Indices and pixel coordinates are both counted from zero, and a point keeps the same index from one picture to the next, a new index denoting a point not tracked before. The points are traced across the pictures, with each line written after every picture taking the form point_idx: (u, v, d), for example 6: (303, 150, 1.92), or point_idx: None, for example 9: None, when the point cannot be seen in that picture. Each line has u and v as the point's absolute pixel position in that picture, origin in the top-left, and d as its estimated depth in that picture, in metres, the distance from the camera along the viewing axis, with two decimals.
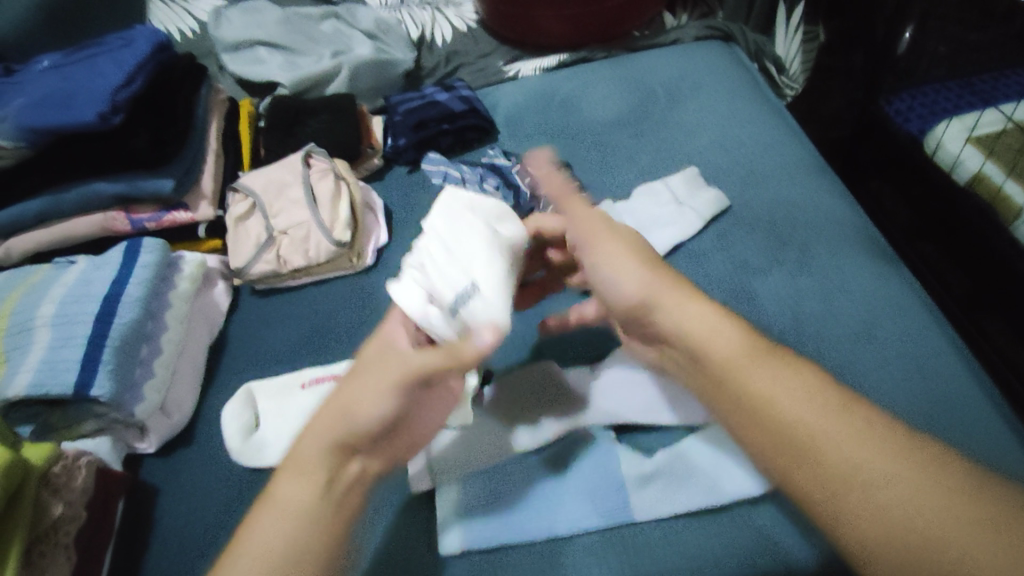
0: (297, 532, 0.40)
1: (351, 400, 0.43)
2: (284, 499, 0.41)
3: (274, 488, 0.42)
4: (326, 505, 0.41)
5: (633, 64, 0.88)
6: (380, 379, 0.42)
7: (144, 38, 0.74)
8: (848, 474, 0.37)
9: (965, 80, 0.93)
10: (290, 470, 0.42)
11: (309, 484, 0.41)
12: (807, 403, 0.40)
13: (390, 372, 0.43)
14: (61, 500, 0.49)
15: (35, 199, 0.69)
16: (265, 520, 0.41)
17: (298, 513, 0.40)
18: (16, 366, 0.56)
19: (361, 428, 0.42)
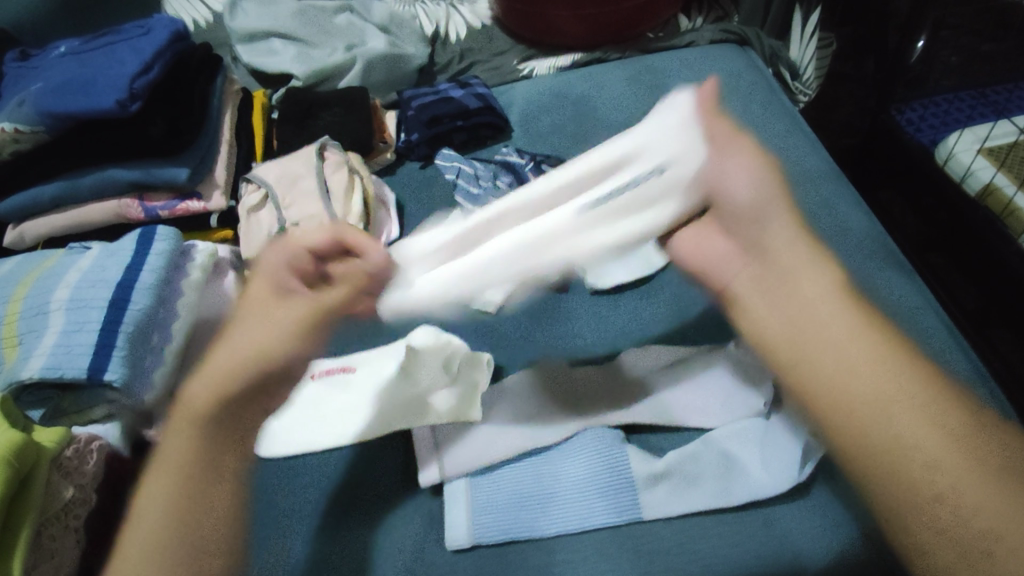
0: (176, 484, 0.39)
1: (237, 349, 0.43)
2: (169, 459, 0.41)
3: (163, 452, 0.41)
4: (202, 462, 0.40)
5: (647, 66, 0.88)
6: (274, 316, 0.45)
7: (162, 27, 0.75)
8: (883, 435, 0.35)
9: (978, 91, 0.94)
10: (178, 422, 0.42)
11: (187, 435, 0.41)
12: (871, 368, 0.37)
13: (298, 314, 0.45)
14: (72, 483, 0.49)
15: (50, 184, 0.69)
16: (159, 483, 0.40)
17: (186, 464, 0.40)
18: (30, 349, 0.56)
19: (266, 359, 0.43)
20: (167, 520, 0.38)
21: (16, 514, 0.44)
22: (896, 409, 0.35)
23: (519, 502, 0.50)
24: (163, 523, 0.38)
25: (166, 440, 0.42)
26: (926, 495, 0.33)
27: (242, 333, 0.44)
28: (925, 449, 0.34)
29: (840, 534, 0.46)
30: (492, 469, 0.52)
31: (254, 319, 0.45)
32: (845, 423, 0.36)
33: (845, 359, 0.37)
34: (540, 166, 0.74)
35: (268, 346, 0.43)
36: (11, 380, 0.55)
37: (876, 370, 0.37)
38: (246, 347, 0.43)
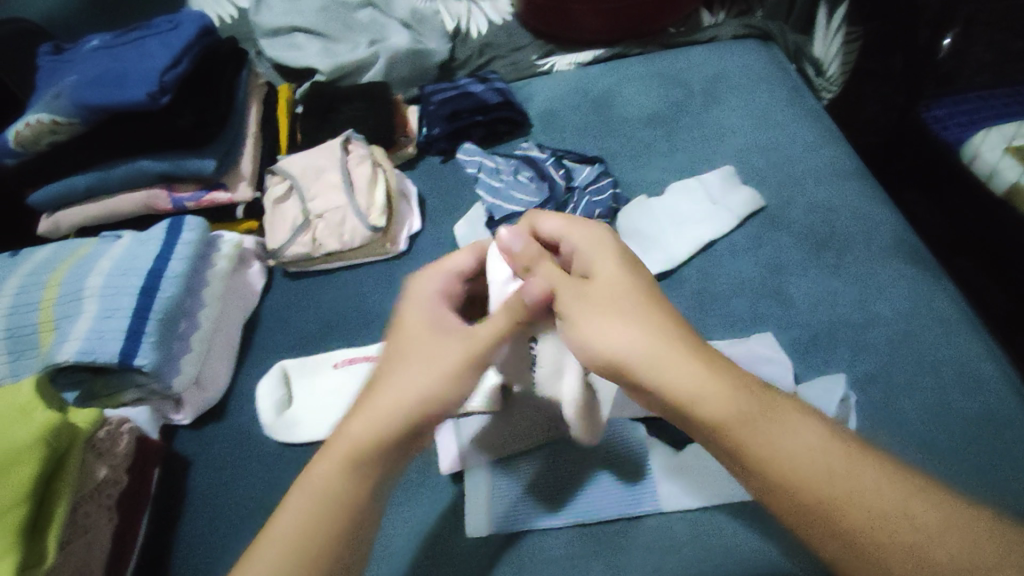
0: (324, 518, 0.40)
1: (398, 393, 0.43)
2: (315, 485, 0.41)
3: (310, 474, 0.42)
4: (359, 488, 0.41)
5: (667, 62, 0.88)
6: (433, 366, 0.43)
7: (190, 21, 0.76)
8: (877, 546, 0.32)
9: (1012, 89, 0.90)
10: (338, 449, 0.42)
11: (343, 470, 0.41)
12: (817, 460, 0.35)
13: (461, 354, 0.44)
14: (104, 464, 0.51)
15: (84, 174, 0.71)
16: (301, 507, 0.41)
17: (333, 496, 0.41)
18: (65, 334, 0.58)
19: (430, 410, 0.43)
20: (296, 536, 0.40)
21: (52, 491, 0.46)
22: (872, 502, 0.33)
23: (539, 491, 0.51)
24: (285, 554, 0.39)
25: (309, 471, 0.42)
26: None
27: (418, 372, 0.44)
28: (923, 537, 0.32)
29: None
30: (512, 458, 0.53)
31: (413, 361, 0.44)
32: (821, 533, 0.34)
33: (789, 459, 0.35)
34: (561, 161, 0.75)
35: (432, 395, 0.43)
36: (46, 363, 0.57)
37: (845, 476, 0.34)
38: (392, 403, 0.43)
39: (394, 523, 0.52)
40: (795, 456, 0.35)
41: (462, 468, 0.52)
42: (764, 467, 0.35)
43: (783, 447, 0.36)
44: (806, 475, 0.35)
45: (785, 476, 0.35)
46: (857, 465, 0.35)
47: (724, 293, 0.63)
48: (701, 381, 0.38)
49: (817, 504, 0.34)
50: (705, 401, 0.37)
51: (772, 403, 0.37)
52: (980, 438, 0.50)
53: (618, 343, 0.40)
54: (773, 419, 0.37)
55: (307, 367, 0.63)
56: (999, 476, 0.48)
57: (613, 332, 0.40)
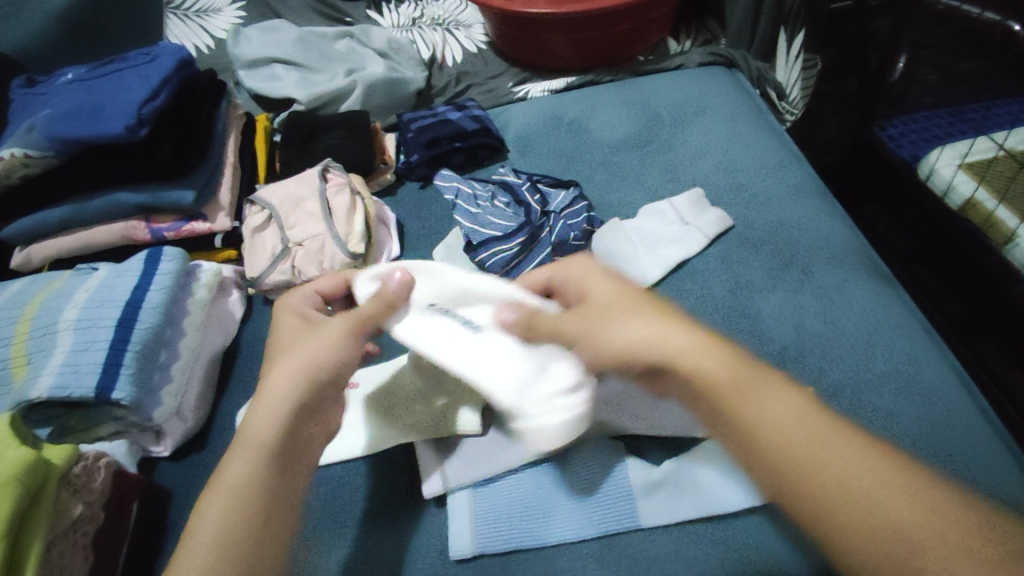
0: (236, 504, 0.40)
1: (279, 380, 0.46)
2: (228, 477, 0.41)
3: (222, 469, 0.42)
4: (267, 480, 0.42)
5: (638, 88, 0.91)
6: (330, 335, 0.48)
7: (168, 55, 0.77)
8: (827, 496, 0.35)
9: (957, 109, 0.97)
10: (240, 449, 0.43)
11: (254, 456, 0.42)
12: (797, 422, 0.38)
13: (340, 325, 0.49)
14: (80, 500, 0.50)
15: (59, 207, 0.71)
16: (213, 500, 0.41)
17: (249, 485, 0.41)
18: (39, 369, 0.57)
19: (328, 372, 0.47)
20: (212, 545, 0.39)
21: (27, 529, 0.45)
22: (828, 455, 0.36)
23: (523, 511, 0.51)
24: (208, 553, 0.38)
25: (222, 465, 0.42)
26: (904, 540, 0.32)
27: (295, 348, 0.48)
28: (875, 493, 0.34)
29: None
30: (493, 481, 0.53)
31: (306, 343, 0.48)
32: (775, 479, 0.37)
33: (773, 419, 0.38)
34: (536, 185, 0.77)
35: (319, 357, 0.47)
36: (20, 400, 0.56)
37: (795, 427, 0.38)
38: (288, 371, 0.46)
39: (378, 551, 0.51)
40: (763, 411, 0.39)
41: (442, 491, 0.53)
42: (740, 428, 0.39)
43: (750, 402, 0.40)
44: (783, 436, 0.38)
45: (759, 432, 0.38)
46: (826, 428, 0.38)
47: (698, 310, 0.65)
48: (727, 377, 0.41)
49: (771, 453, 0.37)
50: (708, 368, 0.41)
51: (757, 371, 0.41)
52: (945, 445, 0.51)
53: (628, 341, 0.44)
54: (758, 383, 0.40)
55: None
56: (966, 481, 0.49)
57: (625, 327, 0.45)
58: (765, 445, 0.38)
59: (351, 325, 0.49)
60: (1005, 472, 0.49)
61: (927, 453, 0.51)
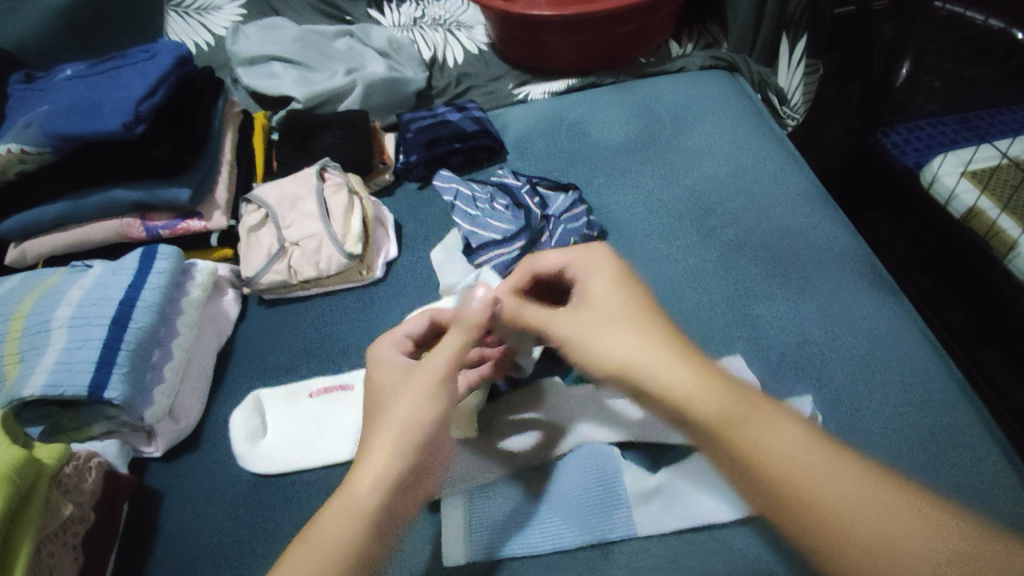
0: (337, 572, 0.40)
1: (382, 452, 0.44)
2: (325, 535, 0.41)
3: (314, 525, 0.42)
4: (362, 546, 0.41)
5: (640, 91, 0.91)
6: (423, 386, 0.46)
7: (167, 51, 0.76)
8: (884, 562, 0.34)
9: (961, 116, 0.96)
10: (338, 508, 0.42)
11: (352, 517, 0.41)
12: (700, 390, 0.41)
13: (433, 372, 0.47)
14: (71, 501, 0.50)
15: (54, 204, 0.71)
16: (309, 558, 0.40)
17: (344, 549, 0.40)
18: (31, 367, 0.57)
19: (423, 431, 0.45)
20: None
21: (15, 529, 0.44)
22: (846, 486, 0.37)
23: (519, 519, 0.51)
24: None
25: (318, 521, 0.42)
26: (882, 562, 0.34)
27: (404, 408, 0.45)
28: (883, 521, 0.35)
29: None
30: (486, 486, 0.53)
31: (404, 396, 0.46)
32: (815, 534, 0.36)
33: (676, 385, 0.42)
34: (535, 188, 0.76)
35: (420, 419, 0.45)
36: (11, 398, 0.55)
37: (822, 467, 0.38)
38: (392, 435, 0.44)
39: None
40: (772, 449, 0.38)
41: (435, 496, 0.52)
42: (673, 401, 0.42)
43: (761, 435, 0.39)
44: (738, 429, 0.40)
45: (786, 480, 0.38)
46: (830, 457, 0.38)
47: (696, 316, 0.64)
48: (690, 379, 0.42)
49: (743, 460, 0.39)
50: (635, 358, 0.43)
51: (759, 403, 0.41)
52: (943, 454, 0.51)
53: (618, 350, 0.44)
54: (749, 412, 0.40)
55: (282, 395, 0.63)
56: (966, 493, 0.48)
57: (620, 338, 0.45)
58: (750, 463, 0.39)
59: (443, 374, 0.46)
60: (1006, 484, 0.49)
61: (924, 465, 0.50)
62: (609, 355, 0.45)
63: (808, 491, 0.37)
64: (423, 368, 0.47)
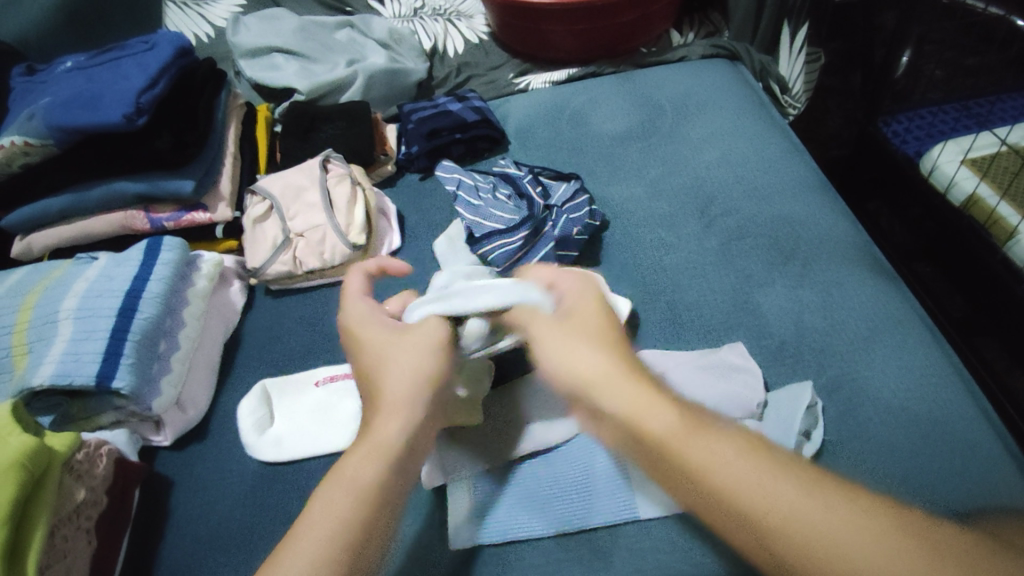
0: (357, 513, 0.41)
1: (400, 392, 0.46)
2: (353, 476, 0.43)
3: (343, 466, 0.43)
4: (388, 486, 0.43)
5: (641, 80, 0.91)
6: (424, 339, 0.49)
7: (168, 42, 0.76)
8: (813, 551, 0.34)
9: (962, 104, 0.96)
10: (365, 447, 0.44)
11: (378, 457, 0.44)
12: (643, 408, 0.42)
13: (435, 330, 0.49)
14: (83, 487, 0.50)
15: (59, 195, 0.71)
16: (333, 498, 0.42)
17: (372, 486, 0.42)
18: (39, 357, 0.57)
19: (432, 379, 0.47)
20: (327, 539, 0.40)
21: (29, 516, 0.45)
22: (800, 504, 0.36)
23: (520, 505, 0.52)
24: (328, 538, 0.40)
25: (349, 458, 0.44)
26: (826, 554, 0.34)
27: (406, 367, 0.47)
28: (833, 534, 0.34)
29: None
30: (489, 472, 0.54)
31: (412, 347, 0.48)
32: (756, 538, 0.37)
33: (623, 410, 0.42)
34: (538, 178, 0.76)
35: (427, 365, 0.48)
36: (21, 387, 0.56)
37: (764, 481, 0.38)
38: (406, 381, 0.47)
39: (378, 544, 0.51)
40: (705, 454, 0.39)
41: (444, 481, 0.53)
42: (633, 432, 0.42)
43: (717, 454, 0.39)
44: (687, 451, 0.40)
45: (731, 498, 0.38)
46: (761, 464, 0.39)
47: (697, 305, 0.65)
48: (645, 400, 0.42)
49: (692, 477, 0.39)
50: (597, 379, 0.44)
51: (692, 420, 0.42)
52: (940, 437, 0.52)
53: (572, 372, 0.45)
54: (700, 431, 0.41)
55: (288, 384, 0.63)
56: (963, 477, 0.49)
57: (561, 348, 0.46)
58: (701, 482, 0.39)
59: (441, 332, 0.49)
60: (1003, 467, 0.49)
61: (920, 450, 0.51)
62: (562, 374, 0.45)
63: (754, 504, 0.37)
64: (416, 333, 0.49)
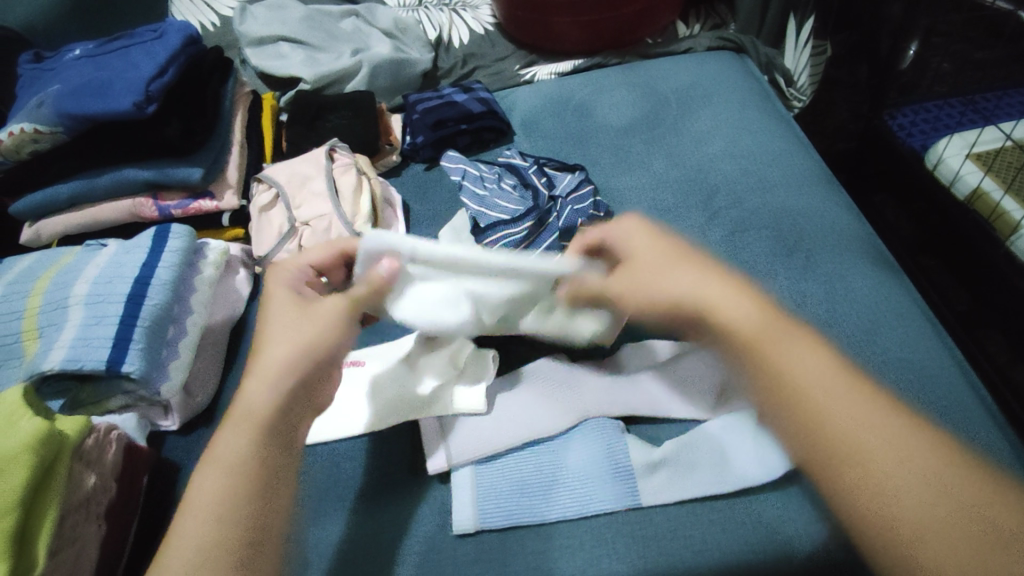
0: (233, 479, 0.42)
1: (265, 387, 0.46)
2: (222, 452, 0.43)
3: (215, 443, 0.44)
4: (263, 458, 0.43)
5: (647, 71, 0.91)
6: (321, 317, 0.49)
7: (175, 31, 0.77)
8: (902, 524, 0.38)
9: (969, 98, 0.96)
10: (233, 424, 0.44)
11: (248, 431, 0.44)
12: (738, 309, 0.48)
13: (335, 306, 0.49)
14: (93, 471, 0.51)
15: (67, 183, 0.72)
16: (211, 476, 0.42)
17: (244, 459, 0.43)
18: (50, 342, 0.58)
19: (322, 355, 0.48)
20: (212, 511, 0.40)
21: (41, 499, 0.46)
22: (895, 468, 0.40)
23: (522, 489, 0.52)
24: (209, 516, 0.40)
25: (219, 438, 0.44)
26: (911, 529, 0.38)
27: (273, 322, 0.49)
28: (908, 486, 0.39)
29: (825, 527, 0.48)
30: (495, 458, 0.54)
31: (304, 316, 0.49)
32: (850, 482, 0.40)
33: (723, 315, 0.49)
34: (543, 169, 0.77)
35: (317, 338, 0.48)
36: (32, 371, 0.57)
37: (850, 414, 0.42)
38: (282, 359, 0.47)
39: (381, 527, 0.52)
40: (811, 375, 0.44)
41: (448, 467, 0.54)
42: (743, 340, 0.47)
43: (806, 387, 0.44)
44: (809, 386, 0.44)
45: (840, 440, 0.42)
46: (882, 422, 0.42)
47: None
48: (752, 313, 0.48)
49: (804, 409, 0.43)
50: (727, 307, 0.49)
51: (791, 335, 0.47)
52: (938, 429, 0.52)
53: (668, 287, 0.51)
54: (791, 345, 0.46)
55: None
56: None
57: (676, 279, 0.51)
58: (814, 418, 0.43)
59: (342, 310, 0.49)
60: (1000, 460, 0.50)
61: None
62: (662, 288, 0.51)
63: (862, 453, 0.41)
64: (319, 309, 0.49)
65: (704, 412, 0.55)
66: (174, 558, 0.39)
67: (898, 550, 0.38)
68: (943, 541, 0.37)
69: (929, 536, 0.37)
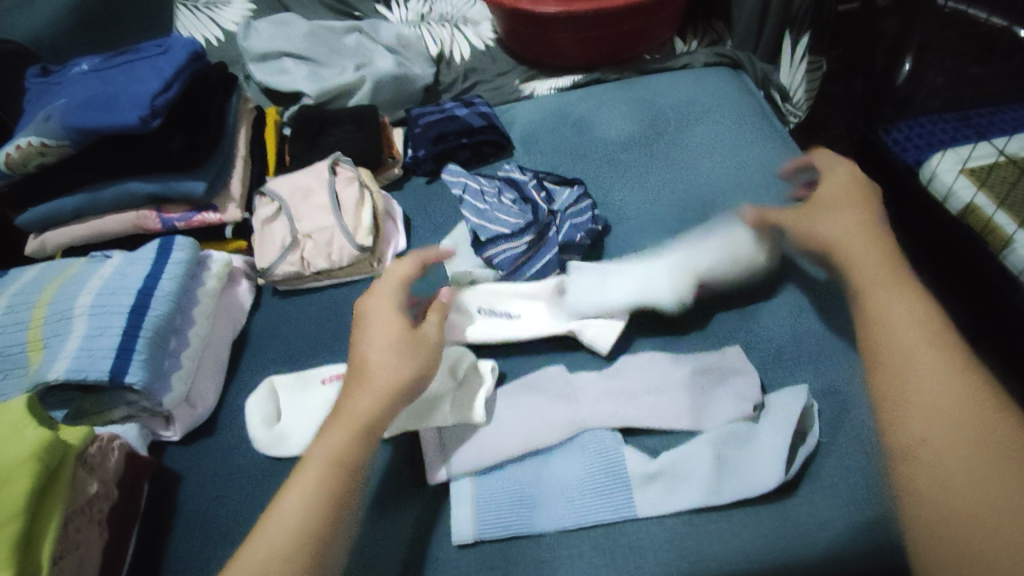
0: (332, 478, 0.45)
1: (365, 407, 0.48)
2: (324, 451, 0.46)
3: (314, 450, 0.46)
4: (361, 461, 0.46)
5: (646, 86, 0.93)
6: (405, 355, 0.51)
7: (181, 47, 0.78)
8: (938, 468, 0.37)
9: (963, 113, 0.97)
10: (337, 425, 0.48)
11: (349, 433, 0.47)
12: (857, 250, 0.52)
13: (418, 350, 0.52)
14: (95, 479, 0.52)
15: (73, 196, 0.73)
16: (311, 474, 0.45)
17: (355, 458, 0.46)
18: (55, 352, 0.59)
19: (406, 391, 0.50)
20: (289, 530, 0.41)
21: (44, 506, 0.46)
22: (947, 421, 0.38)
23: (521, 500, 0.52)
24: (302, 514, 0.42)
25: (319, 439, 0.47)
26: (947, 480, 0.37)
27: (379, 346, 0.51)
28: (953, 438, 0.38)
29: (823, 537, 0.48)
30: (495, 468, 0.54)
31: (390, 350, 0.51)
32: (900, 422, 0.40)
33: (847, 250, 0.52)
34: (542, 183, 0.78)
35: (401, 376, 0.50)
36: (36, 381, 0.57)
37: (929, 362, 0.41)
38: (385, 381, 0.49)
39: (380, 536, 0.52)
40: (903, 324, 0.44)
41: (446, 477, 0.54)
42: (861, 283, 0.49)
43: (902, 331, 0.44)
44: (897, 333, 0.44)
45: (898, 383, 0.42)
46: (953, 378, 0.40)
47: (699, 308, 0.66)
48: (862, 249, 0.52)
49: (884, 348, 0.44)
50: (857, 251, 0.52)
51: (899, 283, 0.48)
52: None
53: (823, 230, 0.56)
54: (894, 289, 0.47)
55: (296, 382, 0.64)
56: None
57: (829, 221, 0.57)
58: (884, 359, 0.43)
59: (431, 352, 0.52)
60: None
61: None
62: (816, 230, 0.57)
63: (918, 397, 0.40)
64: (406, 346, 0.52)
65: (702, 424, 0.55)
66: (254, 545, 0.41)
67: (928, 493, 0.37)
68: (973, 498, 0.35)
69: (965, 487, 0.36)
